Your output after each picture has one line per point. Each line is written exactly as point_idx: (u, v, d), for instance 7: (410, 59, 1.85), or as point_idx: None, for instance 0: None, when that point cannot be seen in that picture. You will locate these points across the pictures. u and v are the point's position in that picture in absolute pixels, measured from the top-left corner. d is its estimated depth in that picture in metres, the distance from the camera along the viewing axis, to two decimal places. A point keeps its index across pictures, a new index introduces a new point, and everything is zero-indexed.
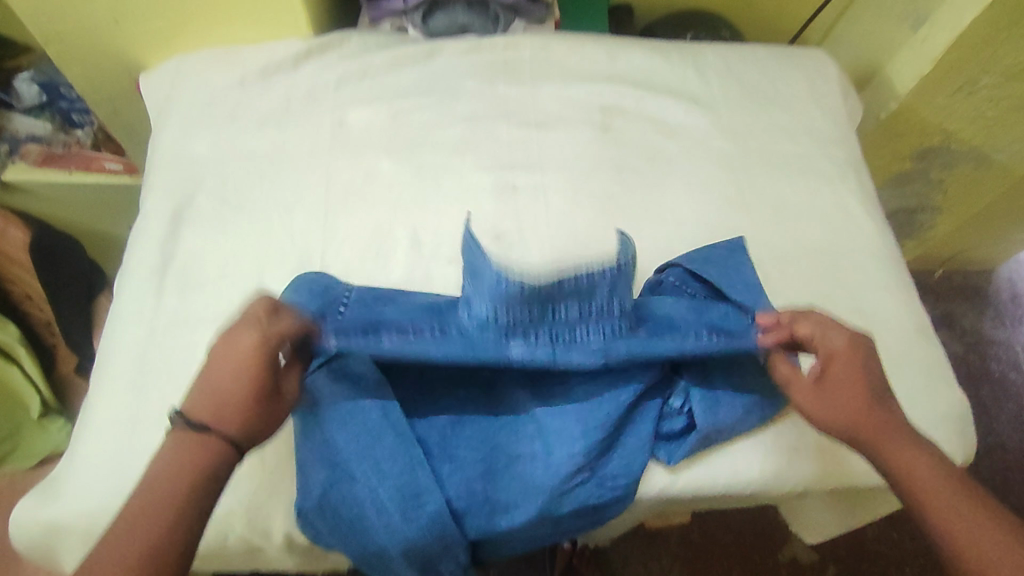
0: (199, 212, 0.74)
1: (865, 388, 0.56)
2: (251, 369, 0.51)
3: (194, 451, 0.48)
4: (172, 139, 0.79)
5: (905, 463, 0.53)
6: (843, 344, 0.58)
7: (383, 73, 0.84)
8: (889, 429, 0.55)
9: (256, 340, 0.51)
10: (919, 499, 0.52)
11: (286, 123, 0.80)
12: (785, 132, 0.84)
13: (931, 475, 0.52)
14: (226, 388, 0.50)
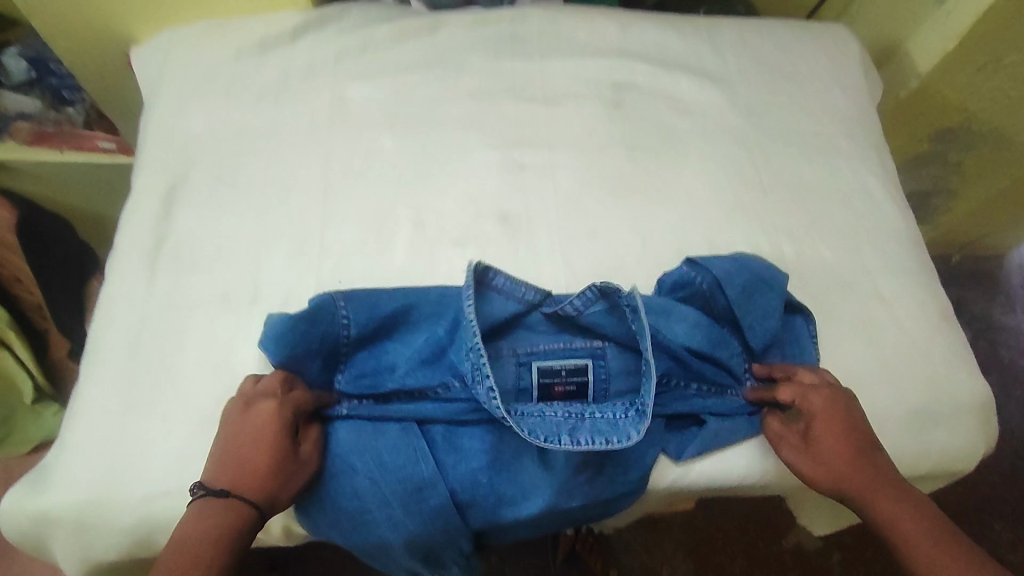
0: (194, 190, 0.71)
1: (846, 445, 0.58)
2: (259, 439, 0.54)
3: (212, 516, 0.51)
4: (165, 114, 0.76)
5: (895, 521, 0.55)
6: (823, 404, 0.59)
7: (385, 46, 0.80)
8: (873, 486, 0.56)
9: (270, 415, 0.55)
10: (907, 556, 0.54)
11: (284, 99, 0.77)
12: (804, 110, 0.81)
13: (920, 531, 0.54)
14: (242, 459, 0.53)
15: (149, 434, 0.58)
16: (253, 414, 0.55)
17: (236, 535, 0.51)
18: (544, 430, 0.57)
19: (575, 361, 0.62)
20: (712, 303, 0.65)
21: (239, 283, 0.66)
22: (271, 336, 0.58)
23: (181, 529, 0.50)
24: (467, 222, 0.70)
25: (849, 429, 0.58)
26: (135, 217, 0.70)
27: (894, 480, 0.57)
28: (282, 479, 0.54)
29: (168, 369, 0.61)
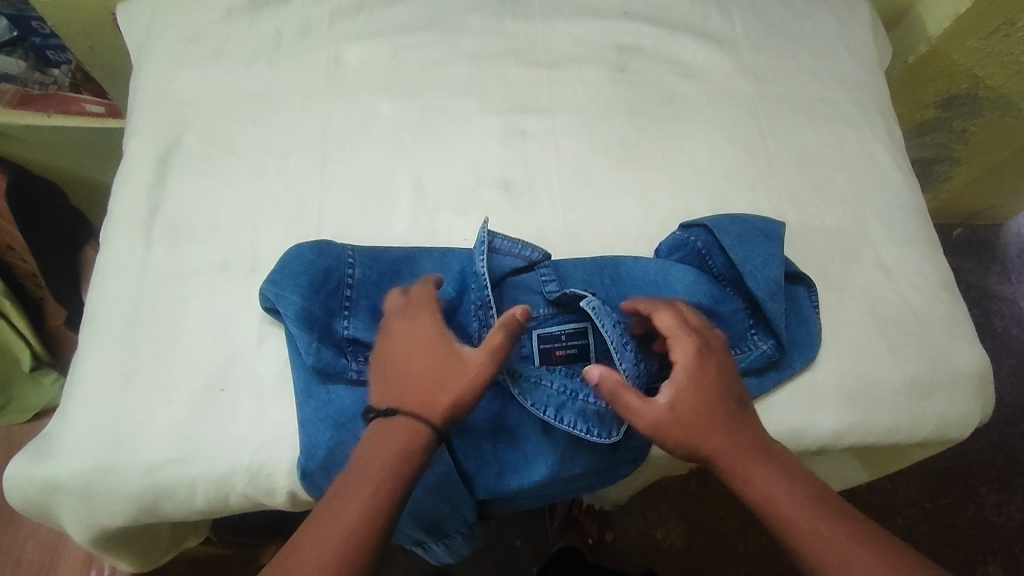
0: (188, 156, 0.69)
1: (716, 399, 0.54)
2: (417, 348, 0.53)
3: (390, 435, 0.50)
4: (155, 75, 0.73)
5: (765, 491, 0.51)
6: (690, 358, 0.54)
7: (381, 6, 0.77)
8: (740, 445, 0.53)
9: (417, 320, 0.54)
10: (776, 518, 0.51)
11: (277, 61, 0.74)
12: (811, 76, 0.79)
13: (789, 494, 0.51)
14: (405, 376, 0.52)
15: (152, 403, 0.57)
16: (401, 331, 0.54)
17: (413, 459, 0.49)
18: (537, 400, 0.57)
19: (580, 324, 0.62)
20: (708, 260, 0.65)
21: (238, 251, 0.65)
22: (278, 277, 0.58)
23: (357, 454, 0.49)
24: (468, 189, 0.69)
25: (717, 389, 0.54)
26: (128, 183, 0.68)
27: (761, 443, 0.53)
28: (450, 391, 0.51)
29: (169, 338, 0.60)
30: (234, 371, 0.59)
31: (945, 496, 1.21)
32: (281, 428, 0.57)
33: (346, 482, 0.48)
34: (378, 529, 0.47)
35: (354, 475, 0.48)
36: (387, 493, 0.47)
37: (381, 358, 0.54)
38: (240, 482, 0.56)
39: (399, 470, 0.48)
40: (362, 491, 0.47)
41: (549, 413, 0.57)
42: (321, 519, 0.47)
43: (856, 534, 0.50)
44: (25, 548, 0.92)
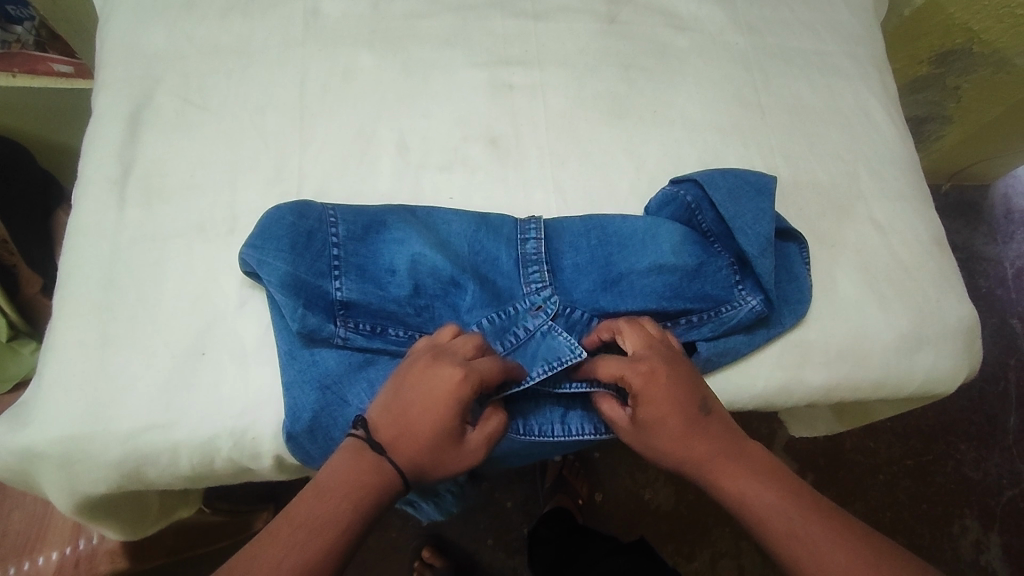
0: (160, 113, 0.66)
1: (677, 421, 0.54)
2: (432, 410, 0.50)
3: (366, 472, 0.50)
4: (123, 27, 0.69)
5: (737, 491, 0.53)
6: (642, 383, 0.53)
7: None
8: (710, 459, 0.54)
9: (450, 386, 0.50)
10: (758, 528, 0.52)
11: (253, 13, 0.71)
12: (806, 27, 0.77)
13: (764, 503, 0.52)
14: (409, 423, 0.51)
15: (130, 371, 0.56)
16: (445, 389, 0.50)
17: (378, 493, 0.50)
18: (540, 422, 0.58)
19: (572, 289, 0.61)
20: (698, 216, 0.63)
21: (215, 211, 0.62)
22: (257, 240, 0.56)
23: (324, 470, 0.50)
24: (453, 145, 0.67)
25: (678, 407, 0.53)
26: (98, 141, 0.65)
27: (732, 446, 0.55)
28: (434, 461, 0.51)
29: (147, 303, 0.59)
30: (215, 336, 0.58)
31: (926, 454, 1.24)
32: (267, 391, 0.56)
33: (314, 510, 0.48)
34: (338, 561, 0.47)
35: (317, 494, 0.49)
36: (343, 520, 0.48)
37: (404, 388, 0.51)
38: (225, 447, 0.55)
39: (361, 498, 0.49)
40: (324, 511, 0.48)
41: (554, 432, 0.58)
42: (277, 530, 0.47)
43: (828, 529, 0.50)
44: (12, 518, 0.91)
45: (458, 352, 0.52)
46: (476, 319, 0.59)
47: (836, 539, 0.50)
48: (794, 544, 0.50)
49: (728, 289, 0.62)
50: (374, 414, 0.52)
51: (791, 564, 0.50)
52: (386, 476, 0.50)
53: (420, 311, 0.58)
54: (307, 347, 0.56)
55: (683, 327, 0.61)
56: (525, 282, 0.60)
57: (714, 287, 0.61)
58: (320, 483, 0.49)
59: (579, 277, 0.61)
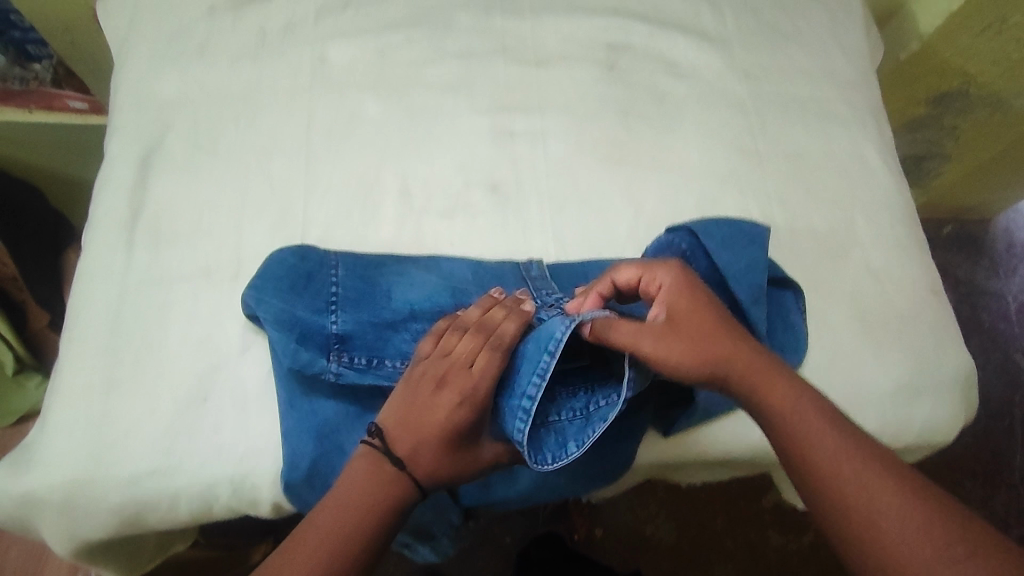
0: (170, 156, 0.68)
1: (711, 318, 0.52)
2: (445, 426, 0.51)
3: (385, 486, 0.50)
4: (136, 74, 0.71)
5: (776, 404, 0.48)
6: (670, 280, 0.54)
7: (370, 4, 0.76)
8: (756, 373, 0.49)
9: (459, 403, 0.51)
10: (812, 468, 0.45)
11: (263, 59, 0.73)
12: (804, 74, 0.78)
13: (819, 429, 0.46)
14: (425, 438, 0.51)
15: (133, 415, 0.57)
16: (456, 405, 0.51)
17: (399, 503, 0.50)
18: (551, 444, 0.53)
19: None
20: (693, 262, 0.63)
21: (221, 256, 0.64)
22: (256, 286, 0.58)
23: (333, 490, 0.50)
24: (454, 192, 0.68)
25: (709, 305, 0.53)
26: (110, 185, 0.66)
27: (768, 360, 0.50)
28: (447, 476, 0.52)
29: (151, 348, 0.60)
30: (217, 382, 0.59)
31: None
32: (265, 437, 0.57)
33: (335, 525, 0.48)
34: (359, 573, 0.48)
35: (335, 507, 0.49)
36: (357, 540, 0.48)
37: (415, 403, 0.52)
38: (223, 492, 0.56)
39: (372, 517, 0.49)
40: (344, 523, 0.48)
41: (573, 451, 0.53)
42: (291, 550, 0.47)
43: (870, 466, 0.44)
44: None
45: (466, 359, 0.52)
46: None
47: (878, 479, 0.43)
48: (831, 473, 0.44)
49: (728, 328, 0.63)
50: (387, 421, 0.52)
51: (821, 495, 0.44)
52: (397, 489, 0.50)
53: None
54: (305, 392, 0.56)
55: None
56: None
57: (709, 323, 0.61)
58: (340, 494, 0.49)
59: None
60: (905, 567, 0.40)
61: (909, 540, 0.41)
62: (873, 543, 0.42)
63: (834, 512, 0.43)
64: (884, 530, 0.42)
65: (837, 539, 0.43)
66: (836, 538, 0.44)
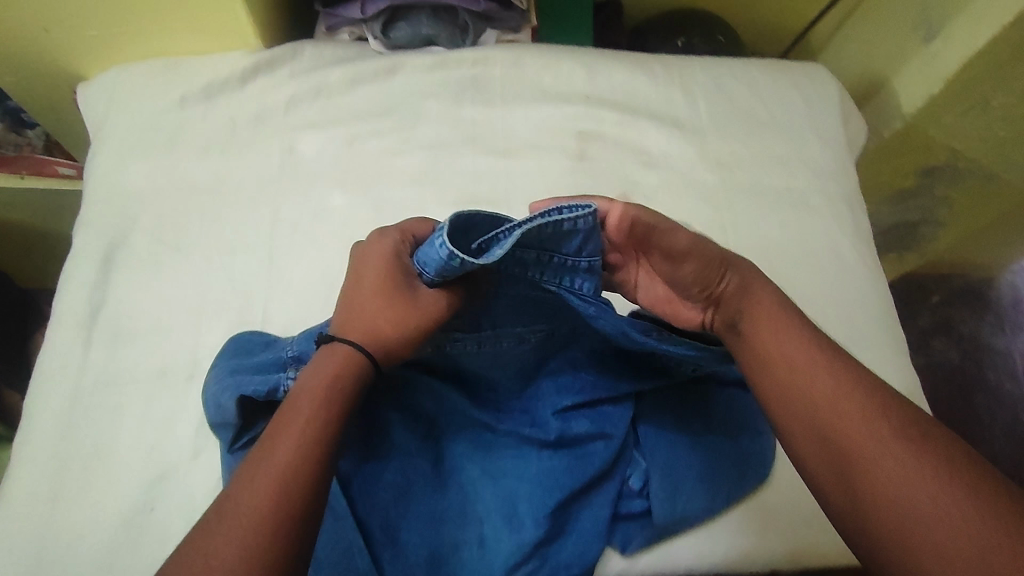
0: (133, 252, 0.68)
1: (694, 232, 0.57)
2: (366, 289, 0.52)
3: (329, 363, 0.50)
4: (106, 167, 0.72)
5: (757, 301, 0.53)
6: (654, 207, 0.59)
7: (340, 92, 0.77)
8: (749, 280, 0.55)
9: (375, 268, 0.52)
10: (769, 355, 0.51)
11: (231, 150, 0.73)
12: (777, 163, 0.78)
13: (774, 319, 0.52)
14: (354, 307, 0.52)
15: (78, 525, 0.57)
16: (372, 271, 0.53)
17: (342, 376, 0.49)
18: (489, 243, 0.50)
19: (521, 332, 0.57)
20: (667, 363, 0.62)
21: (178, 356, 0.64)
22: (215, 368, 0.61)
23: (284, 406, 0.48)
24: None
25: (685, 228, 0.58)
26: (72, 282, 0.67)
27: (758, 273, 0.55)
28: (383, 334, 0.51)
29: (102, 453, 0.60)
30: (165, 491, 0.58)
31: None
32: None
33: (285, 413, 0.47)
34: (309, 465, 0.45)
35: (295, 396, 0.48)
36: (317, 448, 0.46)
37: (360, 263, 0.53)
38: None
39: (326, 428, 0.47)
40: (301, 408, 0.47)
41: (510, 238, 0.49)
42: (252, 470, 0.44)
43: (836, 370, 0.48)
44: None
45: (412, 236, 0.56)
46: (422, 473, 0.60)
47: (843, 380, 0.47)
48: (796, 357, 0.50)
49: (662, 396, 0.64)
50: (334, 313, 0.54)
51: (787, 385, 0.49)
52: (350, 360, 0.50)
53: (364, 465, 0.59)
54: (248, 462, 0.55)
55: (602, 444, 0.61)
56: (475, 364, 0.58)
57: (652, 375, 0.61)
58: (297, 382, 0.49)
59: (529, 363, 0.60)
60: (840, 423, 0.46)
61: (847, 406, 0.46)
62: (815, 401, 0.47)
63: (797, 394, 0.48)
64: (843, 416, 0.46)
65: (795, 422, 0.48)
66: (796, 421, 0.48)
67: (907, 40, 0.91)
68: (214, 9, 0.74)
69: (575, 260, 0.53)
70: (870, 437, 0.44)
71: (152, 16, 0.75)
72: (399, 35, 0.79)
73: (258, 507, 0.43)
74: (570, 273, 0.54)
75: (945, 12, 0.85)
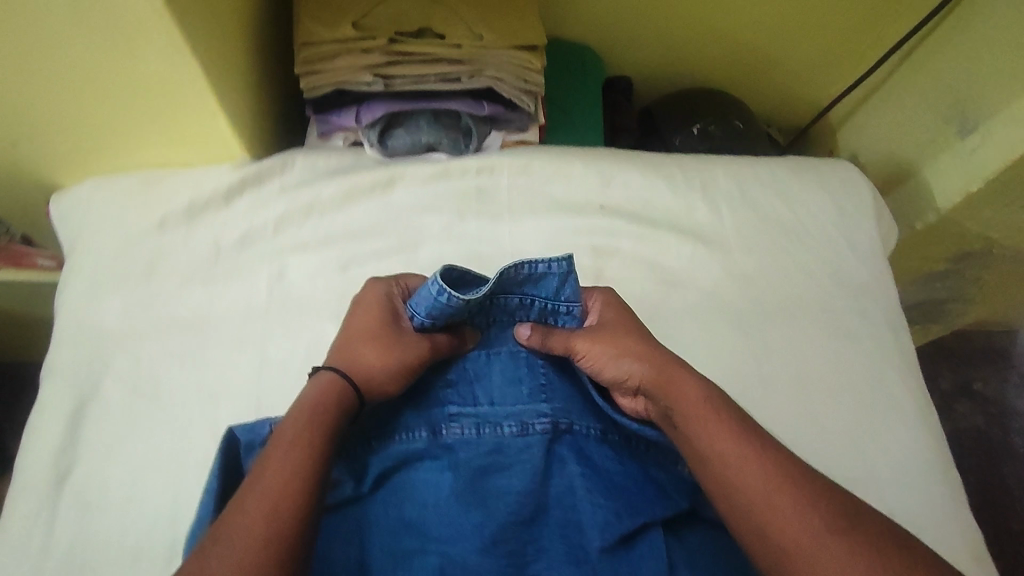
0: (105, 404, 0.61)
1: (632, 322, 0.59)
2: (360, 333, 0.57)
3: (321, 394, 0.52)
4: (78, 302, 0.66)
5: (682, 393, 0.53)
6: (601, 293, 0.61)
7: (334, 209, 0.70)
8: (674, 367, 0.55)
9: (369, 314, 0.58)
10: (700, 447, 0.50)
11: (214, 281, 0.67)
12: (806, 279, 0.72)
13: (699, 406, 0.52)
14: (345, 347, 0.56)
15: None
16: (365, 316, 0.58)
17: (333, 409, 0.51)
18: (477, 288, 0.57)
19: (520, 413, 0.58)
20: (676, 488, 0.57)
21: (153, 531, 0.57)
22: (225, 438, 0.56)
23: (270, 440, 0.48)
24: None
25: (625, 317, 0.59)
26: (37, 442, 0.60)
27: (667, 361, 0.55)
28: (369, 370, 0.54)
29: None
30: None
31: None
32: None
33: (273, 444, 0.47)
34: (295, 496, 0.44)
35: (282, 430, 0.48)
36: (309, 471, 0.46)
37: (356, 309, 0.59)
38: None
39: (317, 457, 0.47)
40: (287, 437, 0.47)
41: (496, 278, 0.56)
42: (243, 503, 0.44)
43: (764, 459, 0.48)
44: None
45: (408, 289, 0.62)
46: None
47: (772, 471, 0.48)
48: (727, 448, 0.49)
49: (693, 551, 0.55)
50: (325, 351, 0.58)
51: (724, 477, 0.49)
52: (344, 400, 0.52)
53: None
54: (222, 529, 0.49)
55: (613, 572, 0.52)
56: (480, 450, 0.57)
57: (659, 472, 0.58)
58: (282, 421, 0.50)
59: (540, 466, 0.56)
60: (777, 519, 0.46)
61: (783, 504, 0.46)
62: (747, 495, 0.47)
63: (731, 490, 0.48)
64: (776, 512, 0.46)
65: (729, 513, 0.48)
66: (735, 520, 0.48)
67: (937, 130, 0.86)
68: (197, 127, 0.68)
69: (553, 305, 0.60)
70: (808, 538, 0.45)
71: (131, 133, 0.69)
72: (397, 143, 0.73)
73: (255, 534, 0.42)
74: (555, 315, 0.60)
75: (983, 107, 0.80)
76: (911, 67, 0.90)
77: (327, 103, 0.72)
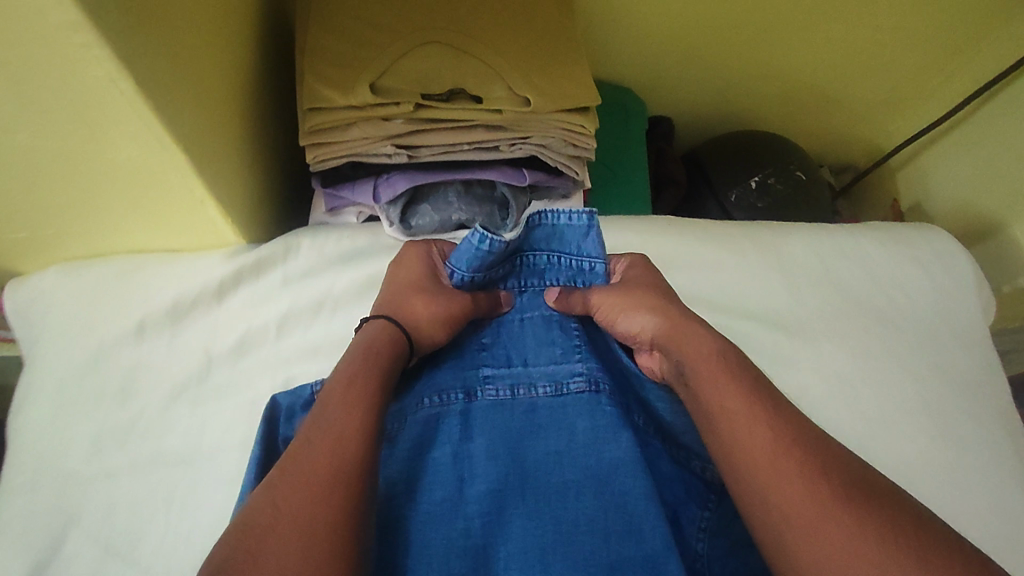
0: (69, 567, 0.49)
1: (659, 283, 0.54)
2: (405, 285, 0.52)
3: (373, 345, 0.47)
4: (36, 431, 0.54)
5: (690, 350, 0.47)
6: (632, 258, 0.57)
7: (349, 304, 0.59)
8: (689, 323, 0.49)
9: (413, 269, 0.53)
10: (706, 404, 0.44)
11: (206, 398, 0.55)
12: (904, 373, 0.61)
13: (712, 366, 0.45)
14: (388, 299, 0.52)
15: None
16: (409, 270, 0.53)
17: (385, 356, 0.46)
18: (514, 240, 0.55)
19: (556, 372, 0.52)
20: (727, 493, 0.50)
21: None
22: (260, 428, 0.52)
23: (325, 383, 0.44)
24: None
25: (654, 279, 0.54)
26: None
27: (682, 317, 0.49)
28: (419, 320, 0.50)
29: None
30: None
31: None
32: None
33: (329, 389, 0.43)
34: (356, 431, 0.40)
35: (335, 377, 0.44)
36: (370, 420, 0.41)
37: (396, 267, 0.54)
38: None
39: (372, 397, 0.43)
40: (339, 383, 0.43)
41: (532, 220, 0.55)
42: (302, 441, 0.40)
43: (775, 420, 0.42)
44: None
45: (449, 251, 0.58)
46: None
47: (781, 431, 0.41)
48: (730, 404, 0.43)
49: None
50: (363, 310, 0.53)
51: (727, 441, 0.42)
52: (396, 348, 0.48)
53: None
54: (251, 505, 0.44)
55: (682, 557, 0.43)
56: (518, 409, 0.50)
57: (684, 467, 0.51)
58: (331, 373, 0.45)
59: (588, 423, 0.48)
60: (782, 479, 0.39)
61: (789, 463, 0.39)
62: (754, 454, 0.40)
63: (733, 449, 0.42)
64: (776, 479, 0.39)
65: (731, 479, 0.41)
66: (735, 482, 0.41)
67: None
68: (179, 222, 0.55)
69: (580, 262, 0.57)
70: (812, 500, 0.37)
71: (93, 234, 0.55)
72: (422, 222, 0.62)
73: (315, 465, 0.38)
74: (580, 276, 0.57)
75: None
76: (993, 110, 0.80)
77: (338, 176, 0.60)
